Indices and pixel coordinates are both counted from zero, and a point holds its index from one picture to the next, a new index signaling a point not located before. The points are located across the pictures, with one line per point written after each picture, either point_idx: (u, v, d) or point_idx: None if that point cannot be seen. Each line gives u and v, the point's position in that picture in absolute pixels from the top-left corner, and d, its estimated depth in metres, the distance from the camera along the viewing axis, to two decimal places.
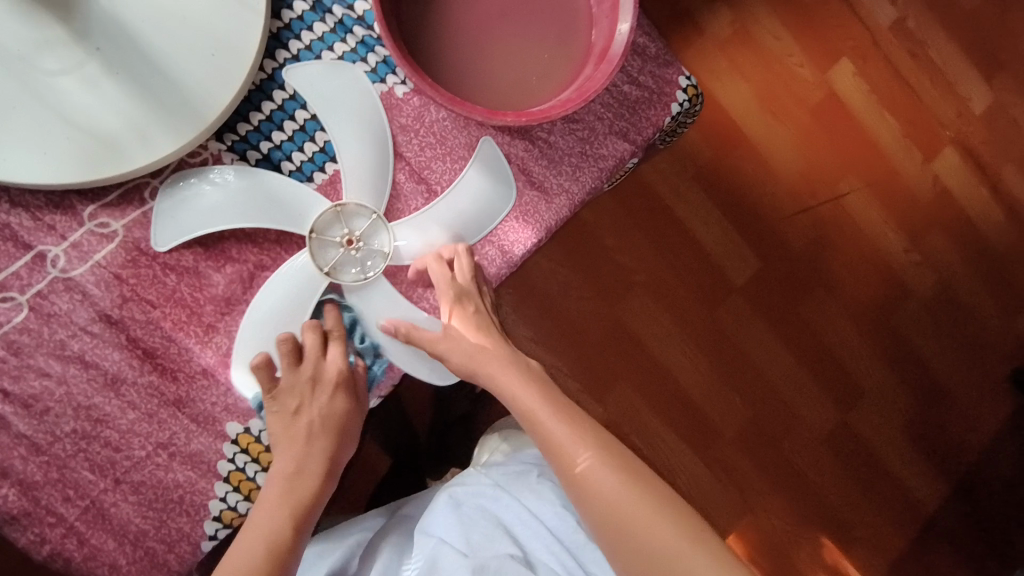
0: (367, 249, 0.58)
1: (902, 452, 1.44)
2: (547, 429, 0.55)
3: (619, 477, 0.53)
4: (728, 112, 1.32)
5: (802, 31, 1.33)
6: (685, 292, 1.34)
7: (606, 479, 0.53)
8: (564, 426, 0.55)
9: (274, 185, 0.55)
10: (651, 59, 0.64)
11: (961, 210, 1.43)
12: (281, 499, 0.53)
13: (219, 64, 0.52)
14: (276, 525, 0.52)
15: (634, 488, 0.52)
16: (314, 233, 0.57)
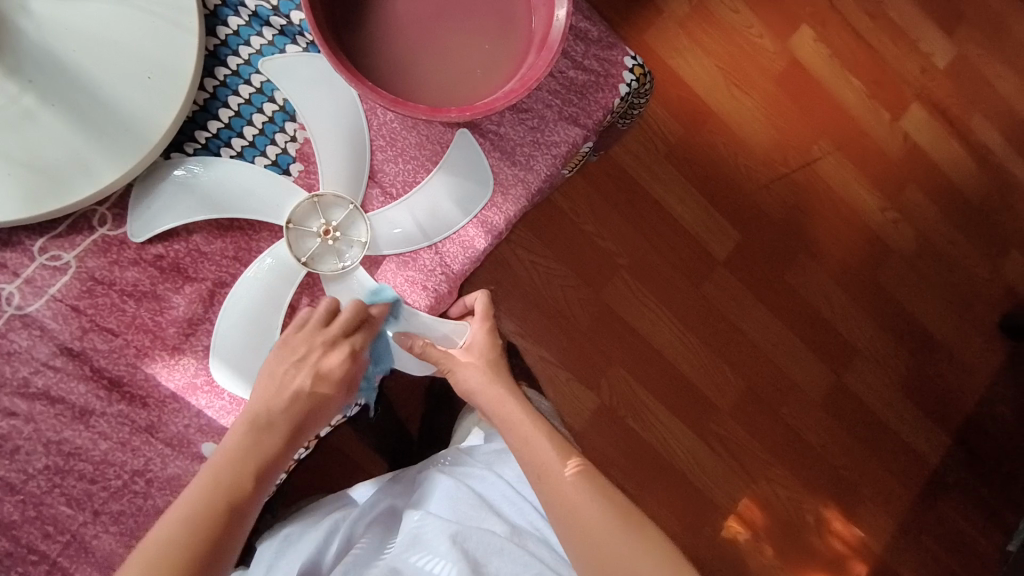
0: (344, 239, 0.59)
1: (899, 408, 1.45)
2: (527, 443, 0.66)
3: (588, 488, 0.63)
4: (693, 88, 1.32)
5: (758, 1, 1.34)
6: (668, 270, 1.34)
7: (576, 488, 0.63)
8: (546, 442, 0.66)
9: (255, 179, 0.56)
10: (594, 43, 0.63)
11: (934, 163, 1.44)
12: (250, 448, 0.55)
13: (156, 86, 0.52)
14: (240, 473, 0.54)
15: (600, 499, 0.62)
16: (292, 223, 0.57)
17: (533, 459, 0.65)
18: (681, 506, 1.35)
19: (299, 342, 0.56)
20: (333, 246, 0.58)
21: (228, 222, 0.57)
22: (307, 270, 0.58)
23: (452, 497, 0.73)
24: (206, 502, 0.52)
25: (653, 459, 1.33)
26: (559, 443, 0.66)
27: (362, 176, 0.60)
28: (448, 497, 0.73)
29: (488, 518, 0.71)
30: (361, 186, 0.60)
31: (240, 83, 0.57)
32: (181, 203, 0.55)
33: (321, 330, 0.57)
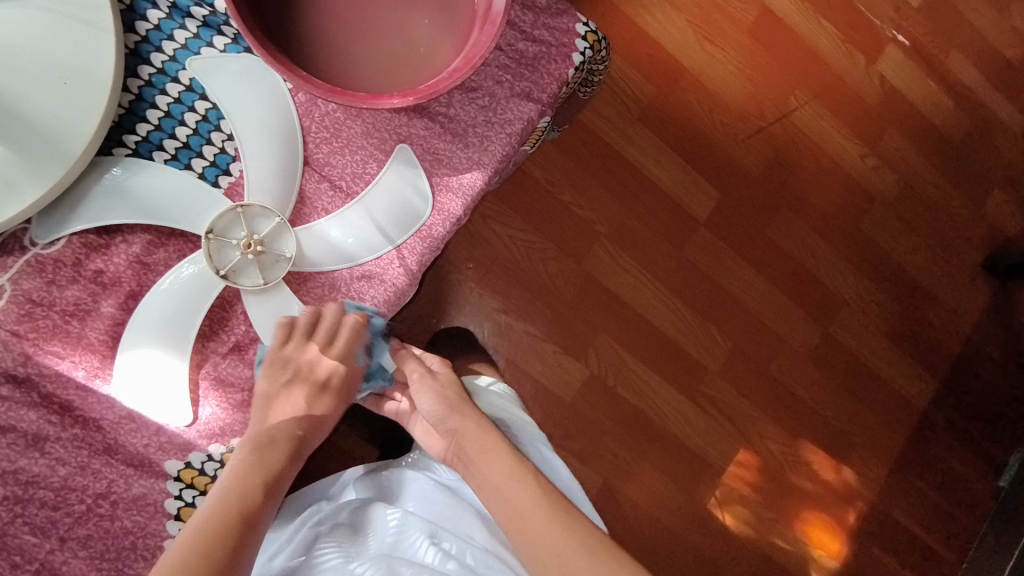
0: (269, 252, 0.56)
1: (887, 356, 1.45)
2: (489, 476, 0.65)
3: (551, 516, 0.62)
4: (663, 45, 1.28)
5: None
6: (649, 235, 1.32)
7: (538, 516, 0.62)
8: (506, 472, 0.65)
9: (178, 190, 0.54)
10: (542, 11, 0.60)
11: (913, 105, 1.41)
12: (257, 463, 0.56)
13: (75, 92, 0.49)
14: (247, 487, 0.55)
15: (563, 525, 0.61)
16: (213, 233, 0.54)
17: (496, 488, 0.64)
18: (677, 468, 1.35)
19: (282, 359, 0.57)
20: (255, 259, 0.55)
21: (167, 230, 0.55)
22: (226, 283, 0.55)
23: (430, 496, 0.74)
24: (221, 513, 0.53)
25: (645, 425, 1.33)
26: (525, 472, 0.65)
27: (309, 172, 0.58)
28: (426, 495, 0.74)
29: (466, 519, 0.73)
30: (308, 181, 0.58)
31: (167, 81, 0.53)
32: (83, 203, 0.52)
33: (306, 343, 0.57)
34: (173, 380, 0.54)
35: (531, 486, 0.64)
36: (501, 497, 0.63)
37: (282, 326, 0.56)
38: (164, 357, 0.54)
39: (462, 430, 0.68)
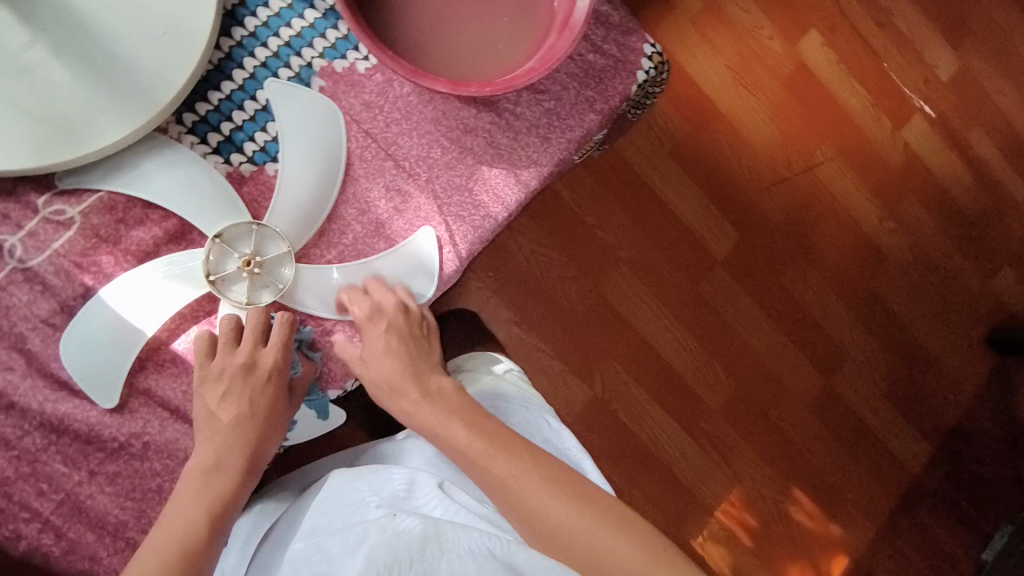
0: (265, 276, 0.56)
1: (886, 414, 1.47)
2: (474, 453, 0.52)
3: (550, 488, 0.50)
4: (702, 87, 1.32)
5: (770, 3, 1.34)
6: (667, 266, 1.35)
7: (537, 492, 0.50)
8: (490, 446, 0.52)
9: (188, 196, 0.54)
10: (614, 27, 0.63)
11: (933, 175, 1.45)
12: (200, 489, 0.51)
13: (171, 43, 0.51)
14: (192, 515, 0.50)
15: (571, 499, 0.49)
16: (220, 238, 0.55)
17: (485, 466, 0.51)
18: (669, 501, 1.35)
19: (215, 371, 0.54)
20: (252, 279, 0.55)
21: (236, 186, 0.56)
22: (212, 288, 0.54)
23: (437, 459, 0.65)
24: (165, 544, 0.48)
25: (641, 454, 1.34)
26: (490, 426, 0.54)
27: (376, 148, 0.59)
28: (433, 458, 0.65)
29: (475, 480, 0.62)
30: (375, 158, 0.59)
31: (257, 45, 0.55)
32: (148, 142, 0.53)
33: (235, 351, 0.54)
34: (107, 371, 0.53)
35: (522, 460, 0.52)
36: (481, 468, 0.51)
37: (226, 325, 0.55)
38: (112, 347, 0.52)
39: (422, 409, 0.55)
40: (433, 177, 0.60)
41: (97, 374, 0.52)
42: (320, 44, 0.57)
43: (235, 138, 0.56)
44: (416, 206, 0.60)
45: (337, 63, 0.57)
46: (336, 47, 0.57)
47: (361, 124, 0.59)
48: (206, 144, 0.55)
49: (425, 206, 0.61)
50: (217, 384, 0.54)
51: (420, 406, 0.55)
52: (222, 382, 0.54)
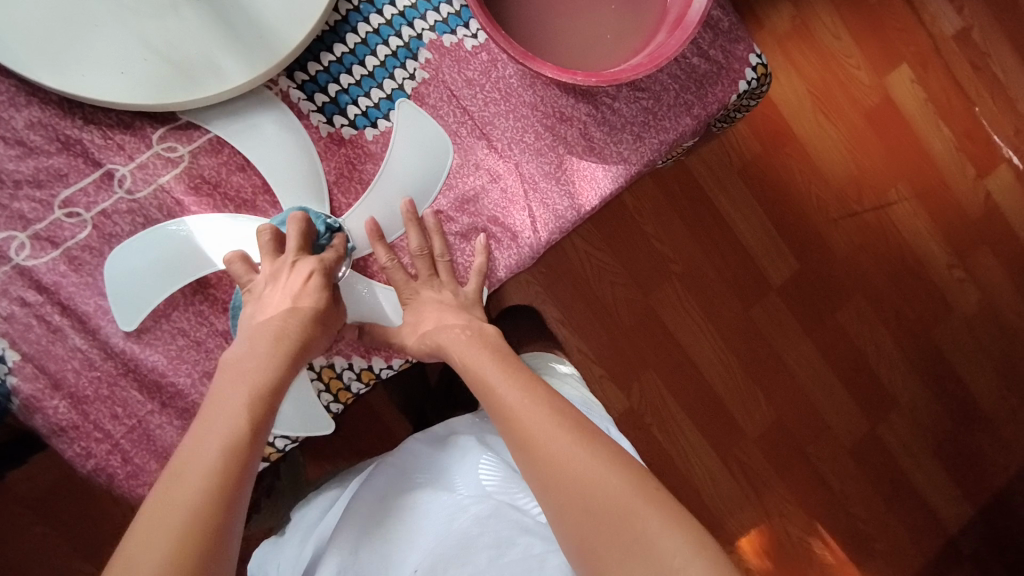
0: None
1: (930, 469, 1.40)
2: (496, 390, 0.54)
3: (578, 441, 0.49)
4: (780, 108, 1.28)
5: (863, 32, 1.29)
6: (722, 287, 1.31)
7: (555, 439, 0.49)
8: (514, 386, 0.54)
9: (264, 164, 0.55)
10: (722, 33, 0.63)
11: (1010, 228, 1.39)
12: (241, 372, 0.46)
13: (296, 0, 0.53)
14: (241, 391, 0.45)
15: (603, 460, 0.48)
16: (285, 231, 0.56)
17: (501, 398, 0.53)
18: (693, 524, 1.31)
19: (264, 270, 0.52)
20: None
21: (335, 147, 0.57)
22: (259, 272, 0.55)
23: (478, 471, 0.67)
24: (221, 444, 0.41)
25: (670, 471, 1.31)
26: (533, 383, 0.55)
27: (472, 127, 0.59)
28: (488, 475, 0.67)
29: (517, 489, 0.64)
30: (469, 135, 0.59)
31: (372, 12, 0.57)
32: (261, 113, 0.54)
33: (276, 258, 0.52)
34: (134, 293, 0.53)
35: (550, 405, 0.52)
36: (505, 410, 0.52)
37: (266, 234, 0.53)
38: (150, 277, 0.53)
39: (471, 353, 0.56)
40: (523, 162, 0.60)
41: (125, 299, 0.53)
42: (433, 17, 0.58)
43: (340, 100, 0.57)
44: (503, 186, 0.60)
45: (446, 38, 0.58)
46: (447, 21, 0.58)
47: (460, 100, 0.59)
48: (312, 103, 0.56)
49: (512, 186, 0.60)
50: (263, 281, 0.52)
51: (474, 350, 0.56)
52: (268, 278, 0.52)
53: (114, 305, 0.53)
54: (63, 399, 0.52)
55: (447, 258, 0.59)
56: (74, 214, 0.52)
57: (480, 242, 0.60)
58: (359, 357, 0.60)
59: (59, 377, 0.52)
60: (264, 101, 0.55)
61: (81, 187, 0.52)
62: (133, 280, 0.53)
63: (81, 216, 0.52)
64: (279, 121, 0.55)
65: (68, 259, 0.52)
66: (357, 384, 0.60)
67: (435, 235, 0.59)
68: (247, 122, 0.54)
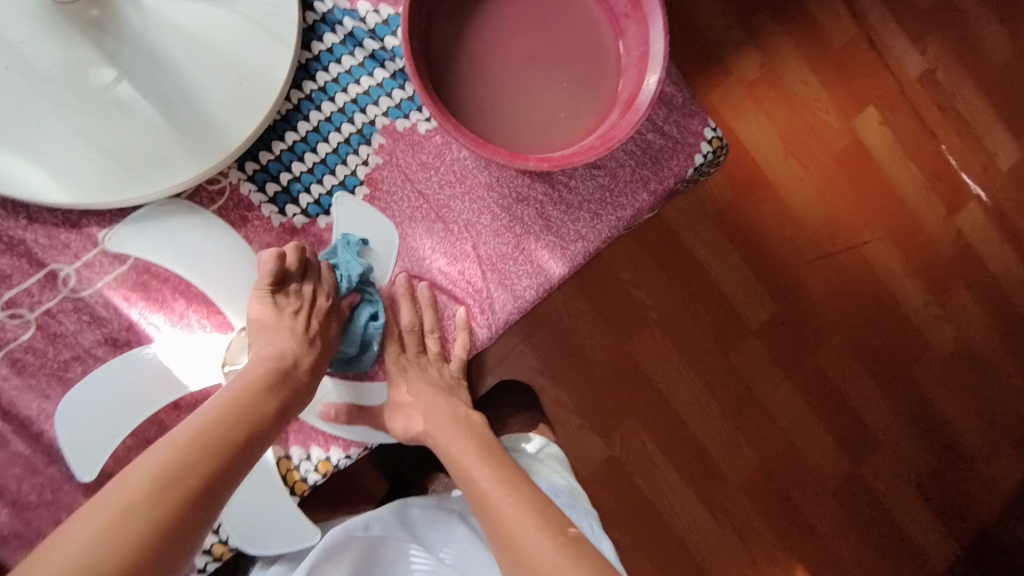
0: None
1: (945, 548, 1.18)
2: (486, 492, 0.55)
3: (557, 545, 0.50)
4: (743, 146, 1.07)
5: (824, 60, 1.07)
6: (700, 330, 1.11)
7: (534, 540, 0.50)
8: (500, 486, 0.55)
9: (214, 262, 0.54)
10: (677, 109, 0.64)
11: (994, 277, 1.16)
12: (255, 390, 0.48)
13: (244, 92, 0.53)
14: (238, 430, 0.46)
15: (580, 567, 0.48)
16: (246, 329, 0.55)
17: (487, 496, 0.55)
18: None
19: (284, 292, 0.53)
20: None
21: (287, 237, 0.57)
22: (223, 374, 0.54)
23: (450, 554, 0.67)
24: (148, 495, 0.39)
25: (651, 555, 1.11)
26: (519, 481, 0.56)
27: (427, 210, 0.60)
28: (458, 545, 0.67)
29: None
30: (424, 219, 0.60)
31: (324, 99, 0.57)
32: (207, 212, 0.55)
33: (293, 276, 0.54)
34: (87, 433, 0.52)
35: (533, 508, 0.53)
36: (490, 507, 0.54)
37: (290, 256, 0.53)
38: (103, 416, 0.52)
39: (463, 450, 0.59)
40: (480, 243, 0.61)
41: (81, 442, 0.52)
42: (386, 103, 0.58)
43: (292, 188, 0.57)
44: (460, 269, 0.61)
45: (399, 122, 0.59)
46: (400, 106, 0.59)
47: (415, 184, 0.59)
48: (263, 193, 0.56)
49: (470, 269, 0.61)
50: (290, 302, 0.53)
51: (465, 446, 0.59)
52: (293, 302, 0.53)
53: (61, 415, 0.52)
54: (5, 505, 0.51)
55: (436, 332, 0.62)
56: (18, 315, 0.51)
57: (460, 317, 0.62)
58: (318, 446, 0.60)
59: (1, 484, 0.51)
60: (215, 192, 0.56)
61: (25, 287, 0.52)
62: (85, 418, 0.52)
63: (24, 317, 0.52)
64: (221, 219, 0.55)
65: (11, 362, 0.51)
66: (314, 475, 0.59)
67: (428, 309, 0.61)
68: (188, 221, 0.54)
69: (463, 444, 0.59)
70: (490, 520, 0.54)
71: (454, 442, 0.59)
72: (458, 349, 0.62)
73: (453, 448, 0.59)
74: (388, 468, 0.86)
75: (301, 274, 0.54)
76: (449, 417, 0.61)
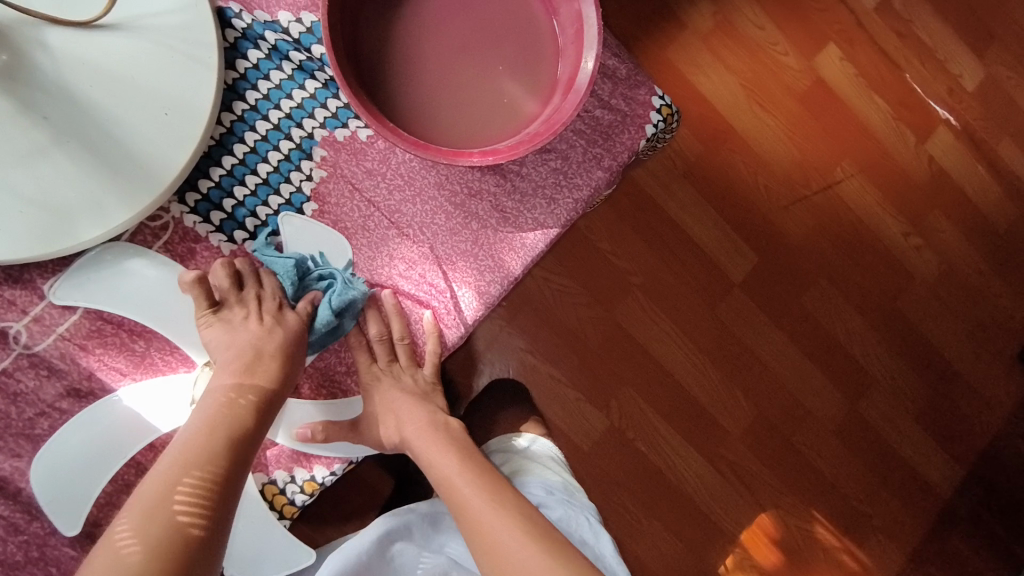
0: None
1: (950, 469, 1.20)
2: (467, 501, 0.57)
3: (543, 555, 0.53)
4: (703, 98, 1.04)
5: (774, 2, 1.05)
6: (685, 291, 1.09)
7: (521, 551, 0.53)
8: (482, 496, 0.57)
9: (164, 301, 0.56)
10: (622, 80, 0.63)
11: (969, 200, 1.15)
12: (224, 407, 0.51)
13: (172, 124, 0.51)
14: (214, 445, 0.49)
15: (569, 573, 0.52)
16: (210, 363, 0.57)
17: (467, 507, 0.56)
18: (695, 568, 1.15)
19: (227, 299, 0.55)
20: None
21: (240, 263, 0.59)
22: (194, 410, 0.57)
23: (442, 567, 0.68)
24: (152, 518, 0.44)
25: (662, 518, 1.12)
26: (500, 487, 0.58)
27: (381, 217, 0.61)
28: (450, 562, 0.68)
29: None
30: (378, 227, 0.61)
31: (258, 118, 0.58)
32: (153, 253, 0.56)
33: (229, 287, 0.55)
34: (66, 482, 0.55)
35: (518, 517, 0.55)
36: (473, 520, 0.56)
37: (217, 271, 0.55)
38: (80, 465, 0.55)
39: (442, 457, 0.59)
40: (437, 243, 0.62)
41: (59, 491, 0.55)
42: (321, 114, 0.59)
43: (237, 213, 0.58)
44: (420, 271, 0.62)
45: (338, 132, 0.60)
46: (337, 116, 0.59)
47: (363, 192, 0.60)
48: (208, 221, 0.58)
49: (430, 271, 0.62)
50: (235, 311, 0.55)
51: (444, 453, 0.59)
52: (241, 309, 0.55)
53: (35, 473, 0.54)
54: None
55: (407, 340, 0.62)
56: None
57: (428, 320, 0.62)
58: (301, 468, 0.62)
59: None
60: (157, 228, 0.56)
61: None
62: (55, 470, 0.54)
63: None
64: (166, 257, 0.56)
65: None
66: (300, 496, 0.62)
67: (394, 316, 0.61)
68: (133, 266, 0.55)
69: (440, 450, 0.60)
70: (472, 526, 0.56)
71: (431, 450, 0.59)
72: (430, 354, 0.63)
73: (431, 456, 0.59)
74: (394, 467, 0.83)
75: (238, 287, 0.56)
76: (426, 421, 0.61)
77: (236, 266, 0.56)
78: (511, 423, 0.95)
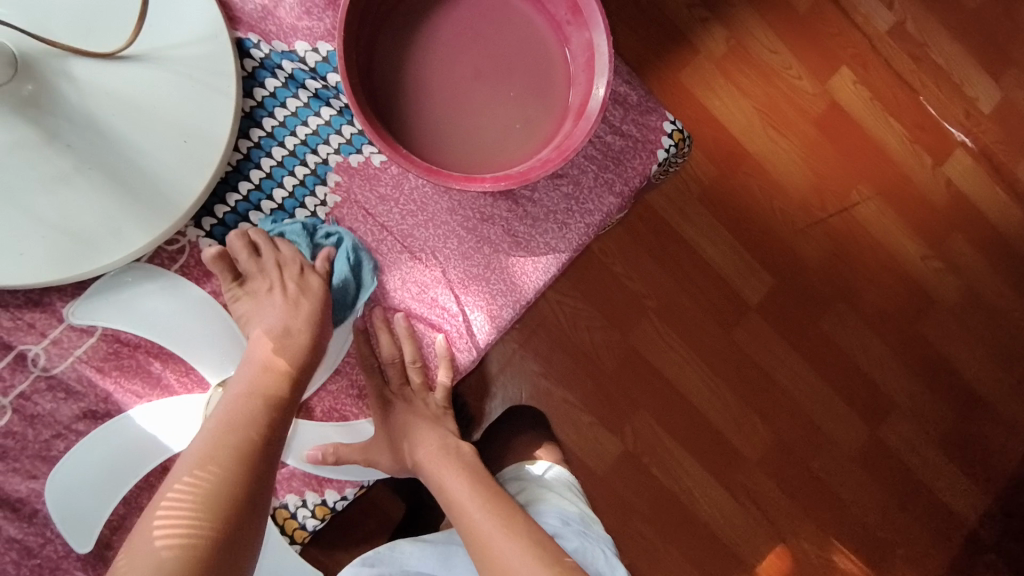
0: None
1: (979, 500, 1.16)
2: (477, 523, 0.57)
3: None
4: (715, 122, 1.04)
5: (787, 27, 1.05)
6: (699, 314, 1.08)
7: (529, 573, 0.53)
8: (491, 518, 0.57)
9: (179, 322, 0.57)
10: (633, 107, 0.63)
11: (992, 223, 1.13)
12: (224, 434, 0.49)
13: (189, 152, 0.53)
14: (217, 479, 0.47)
15: None
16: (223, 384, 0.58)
17: (475, 529, 0.57)
18: None
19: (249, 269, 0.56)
20: None
21: None
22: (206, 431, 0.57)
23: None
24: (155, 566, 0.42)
25: (677, 546, 1.09)
26: (510, 510, 0.58)
27: (393, 242, 0.61)
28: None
29: None
30: (390, 251, 0.61)
31: (274, 144, 0.59)
32: (170, 275, 0.57)
33: (250, 256, 0.56)
34: (79, 503, 0.55)
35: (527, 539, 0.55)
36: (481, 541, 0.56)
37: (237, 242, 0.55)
38: (94, 487, 0.55)
39: (454, 480, 0.60)
40: (449, 268, 0.62)
41: (73, 513, 0.55)
42: (336, 140, 0.60)
43: None
44: (431, 294, 0.62)
45: (353, 157, 0.60)
46: (352, 141, 0.60)
47: (375, 216, 0.61)
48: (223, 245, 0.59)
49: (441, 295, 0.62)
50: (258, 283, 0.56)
51: (456, 475, 0.60)
52: (264, 281, 0.56)
53: (49, 496, 0.54)
54: None
55: (418, 363, 0.62)
56: None
57: (439, 344, 0.63)
58: (312, 491, 0.62)
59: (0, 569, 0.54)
60: (174, 252, 0.58)
61: None
62: (69, 492, 0.55)
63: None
64: (183, 279, 0.57)
65: None
66: (312, 521, 0.62)
67: (406, 340, 0.62)
68: (149, 287, 0.56)
69: (452, 473, 0.60)
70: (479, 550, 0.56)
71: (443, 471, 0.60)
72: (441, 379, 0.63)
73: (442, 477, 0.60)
74: (410, 496, 0.82)
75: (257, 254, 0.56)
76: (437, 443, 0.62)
77: (251, 236, 0.57)
78: (523, 447, 0.94)
